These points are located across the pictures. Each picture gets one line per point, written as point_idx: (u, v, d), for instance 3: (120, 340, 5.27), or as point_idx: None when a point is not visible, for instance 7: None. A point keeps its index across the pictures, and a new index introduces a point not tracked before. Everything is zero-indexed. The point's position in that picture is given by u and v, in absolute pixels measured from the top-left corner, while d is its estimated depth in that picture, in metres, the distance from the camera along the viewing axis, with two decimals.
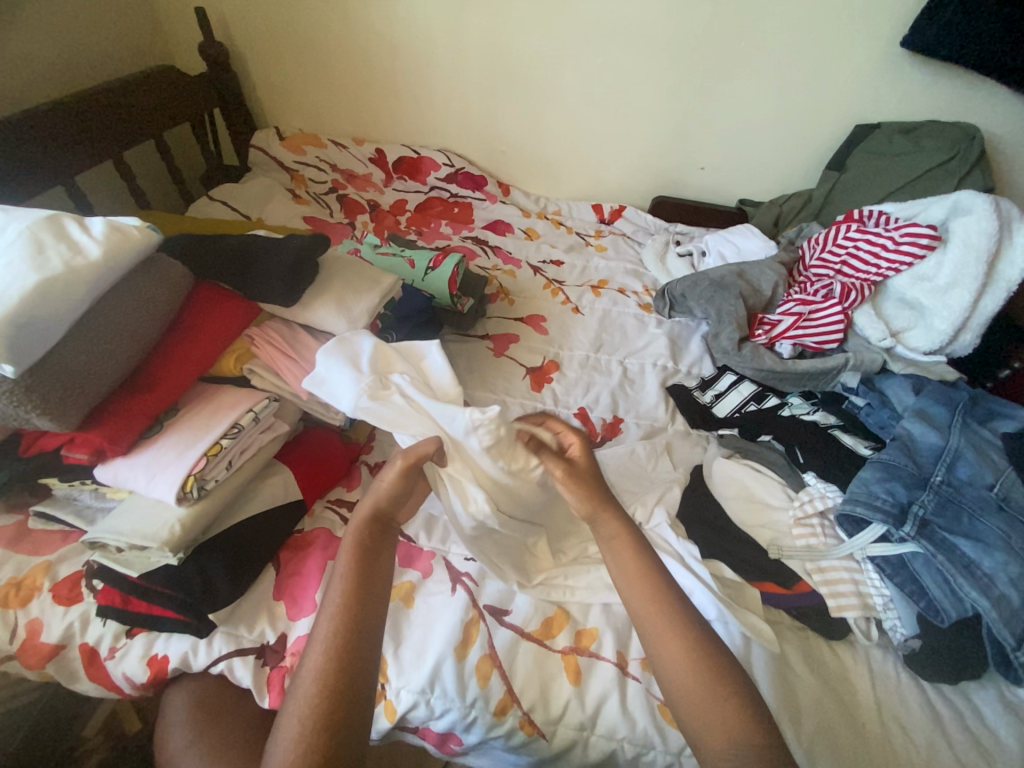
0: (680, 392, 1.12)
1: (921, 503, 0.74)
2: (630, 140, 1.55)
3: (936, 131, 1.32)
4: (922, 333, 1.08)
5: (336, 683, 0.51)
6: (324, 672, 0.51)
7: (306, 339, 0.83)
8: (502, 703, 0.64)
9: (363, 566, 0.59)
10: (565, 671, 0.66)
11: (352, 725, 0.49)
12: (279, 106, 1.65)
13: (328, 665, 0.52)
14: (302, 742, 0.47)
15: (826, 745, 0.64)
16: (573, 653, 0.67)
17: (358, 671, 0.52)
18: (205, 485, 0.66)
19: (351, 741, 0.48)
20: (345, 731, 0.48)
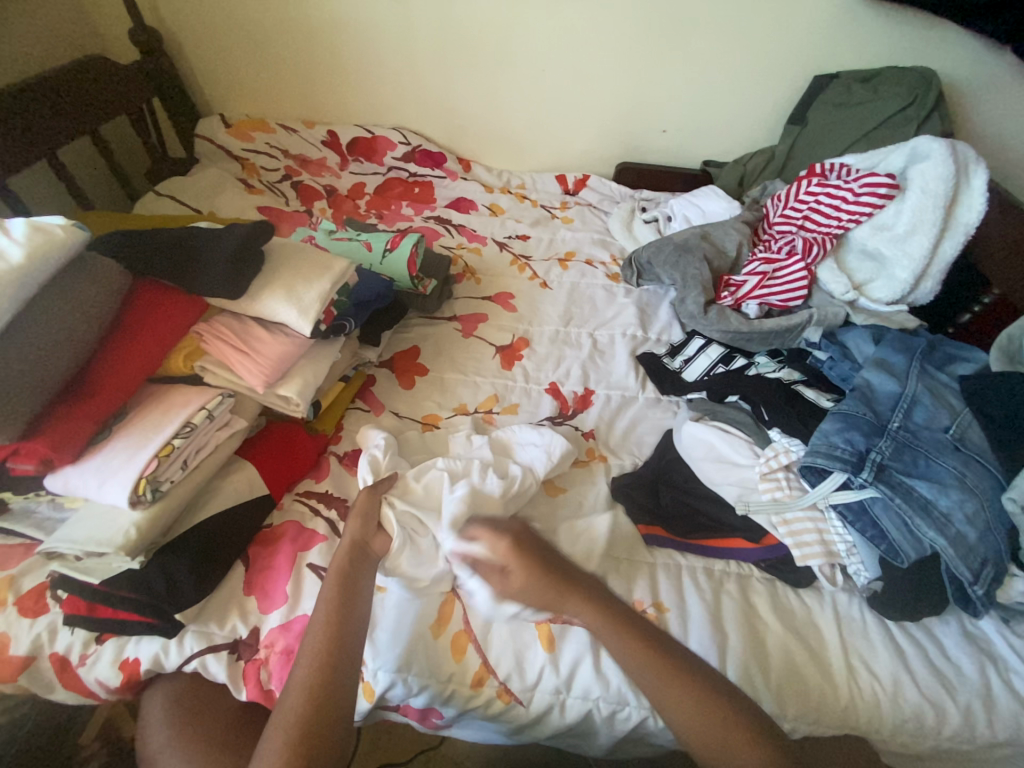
0: (649, 359, 1.11)
1: (880, 450, 0.75)
2: (590, 106, 1.51)
3: (894, 77, 1.30)
4: (884, 284, 1.09)
5: (318, 696, 0.55)
6: (310, 683, 0.56)
7: (258, 331, 0.80)
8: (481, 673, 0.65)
9: (346, 588, 0.63)
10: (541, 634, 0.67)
11: (332, 737, 0.54)
12: (222, 92, 1.58)
13: (312, 677, 0.56)
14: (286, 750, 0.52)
15: (792, 686, 0.68)
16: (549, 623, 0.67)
17: (339, 683, 0.57)
18: (160, 486, 0.64)
19: (330, 746, 0.53)
20: (323, 740, 0.53)
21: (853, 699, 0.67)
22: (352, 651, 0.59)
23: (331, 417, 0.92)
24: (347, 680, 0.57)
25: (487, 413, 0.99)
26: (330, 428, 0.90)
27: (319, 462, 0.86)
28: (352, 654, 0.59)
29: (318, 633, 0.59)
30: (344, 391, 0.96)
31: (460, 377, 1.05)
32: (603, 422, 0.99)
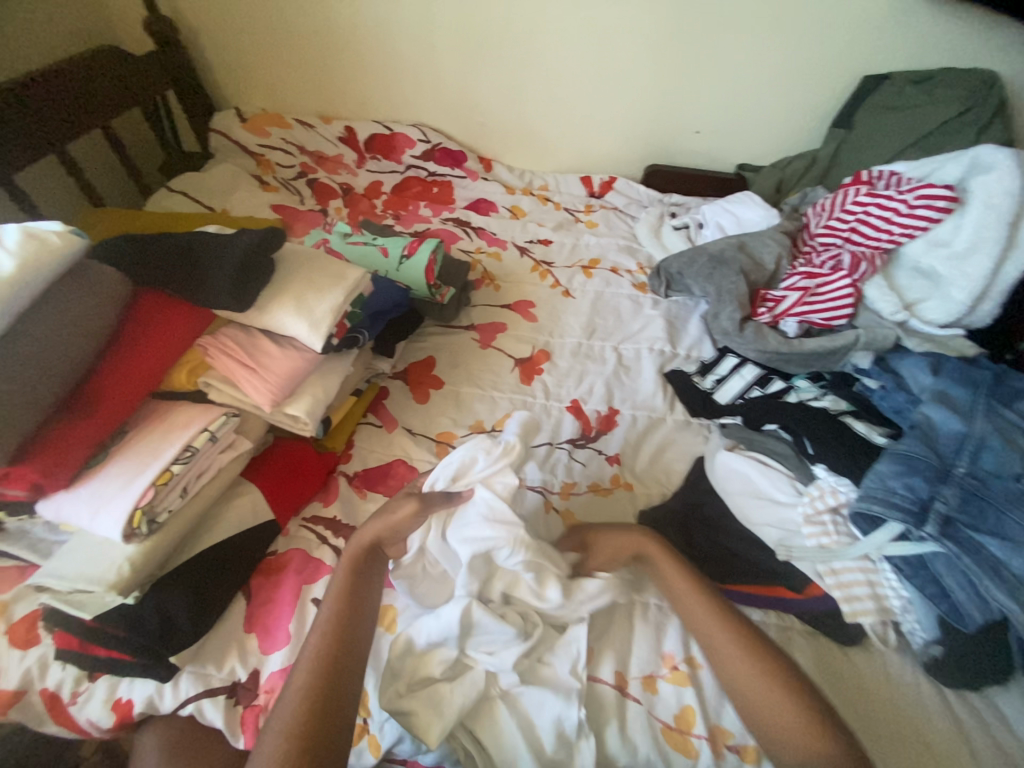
0: (678, 378, 1.04)
1: (943, 499, 0.68)
2: (620, 105, 1.43)
3: (952, 80, 1.21)
4: (937, 304, 1.00)
5: (319, 698, 0.52)
6: (311, 682, 0.53)
7: (267, 346, 0.75)
8: (500, 736, 0.59)
9: (352, 588, 0.61)
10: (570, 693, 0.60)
11: (332, 742, 0.50)
12: (239, 84, 1.53)
13: (312, 676, 0.53)
14: (281, 755, 0.48)
15: None
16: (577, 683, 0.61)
17: (342, 685, 0.53)
18: (156, 518, 0.60)
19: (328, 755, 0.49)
20: (322, 744, 0.49)
21: None
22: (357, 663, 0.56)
23: (341, 434, 0.86)
24: (352, 693, 0.54)
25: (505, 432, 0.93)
26: (340, 446, 0.85)
27: (328, 484, 0.81)
28: (355, 668, 0.55)
29: (325, 641, 0.56)
30: (356, 405, 0.91)
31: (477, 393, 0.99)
32: (628, 447, 0.92)
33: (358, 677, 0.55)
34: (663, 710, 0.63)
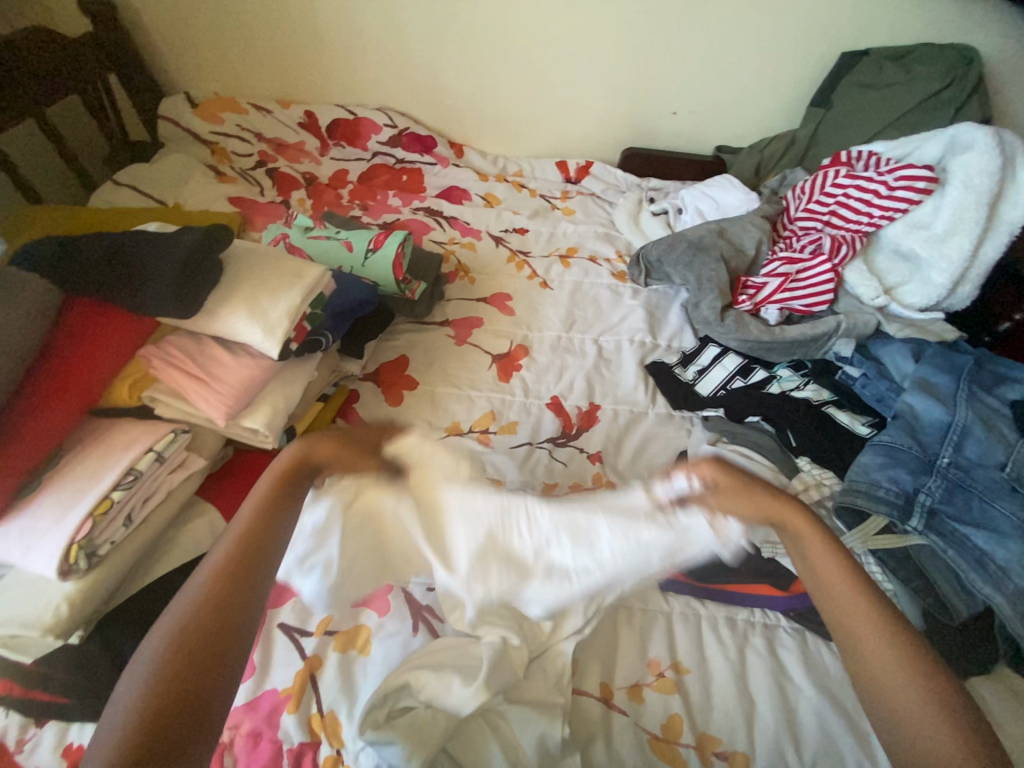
0: (659, 369, 1.01)
1: (928, 491, 0.66)
2: (595, 86, 1.37)
3: (929, 56, 1.18)
4: (917, 288, 0.99)
5: (204, 633, 0.44)
6: (198, 611, 0.46)
7: (218, 354, 0.69)
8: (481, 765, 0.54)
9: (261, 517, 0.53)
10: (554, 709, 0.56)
11: (212, 681, 0.43)
12: (188, 67, 1.43)
13: (199, 606, 0.46)
14: (147, 692, 0.41)
15: None
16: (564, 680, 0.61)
17: (237, 620, 0.46)
18: (96, 551, 0.55)
19: (208, 694, 0.42)
20: (197, 685, 0.42)
21: None
22: (237, 646, 0.45)
23: None
24: (223, 687, 0.43)
25: (483, 434, 0.89)
26: None
27: None
28: (231, 652, 0.45)
29: (201, 611, 0.46)
30: (322, 412, 0.86)
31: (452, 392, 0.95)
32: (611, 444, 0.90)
33: (236, 666, 0.45)
34: (651, 721, 0.61)
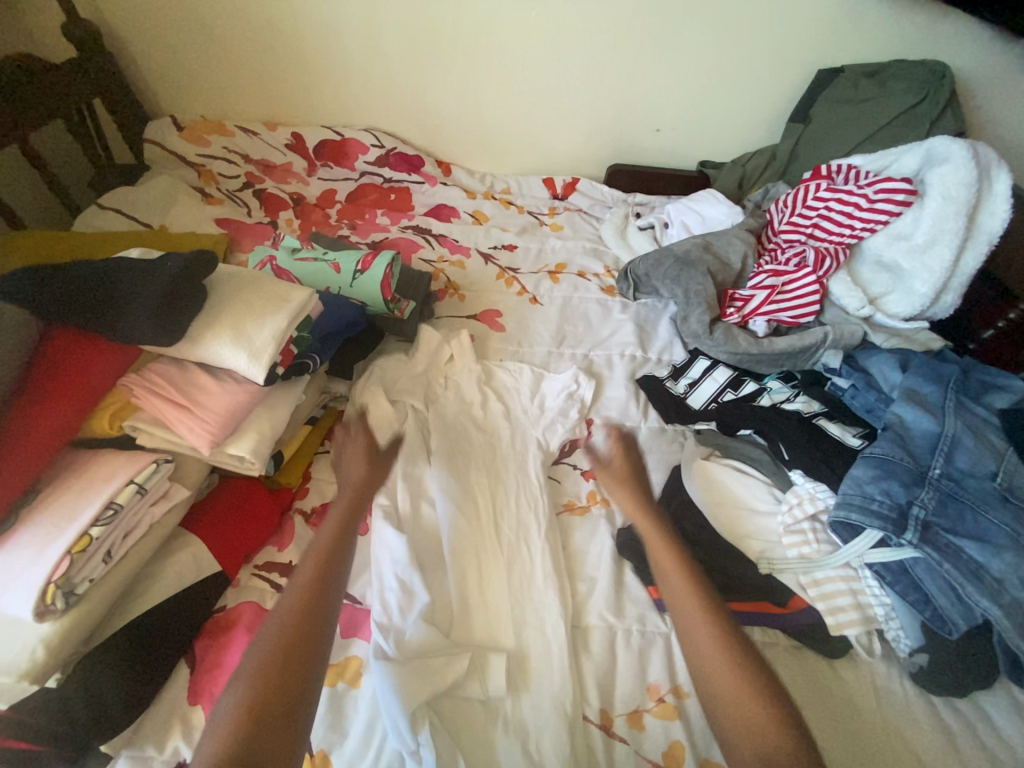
0: (650, 383, 1.01)
1: (921, 503, 0.66)
2: (579, 105, 1.40)
3: (902, 72, 1.22)
4: (901, 298, 1.01)
5: (280, 657, 0.52)
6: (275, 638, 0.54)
7: (203, 381, 0.68)
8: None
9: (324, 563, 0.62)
10: (555, 732, 0.58)
11: (290, 698, 0.50)
12: (174, 90, 1.43)
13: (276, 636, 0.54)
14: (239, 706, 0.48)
15: None
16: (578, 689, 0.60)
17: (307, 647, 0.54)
18: (75, 590, 0.53)
19: (283, 705, 0.49)
20: (276, 699, 0.49)
21: None
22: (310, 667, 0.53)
23: (296, 467, 0.80)
24: (299, 700, 0.50)
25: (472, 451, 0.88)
26: (295, 481, 0.79)
27: (283, 527, 0.75)
28: (308, 671, 0.52)
29: (282, 635, 0.54)
30: (311, 435, 0.85)
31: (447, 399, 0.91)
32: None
33: (310, 684, 0.52)
34: (652, 749, 0.59)
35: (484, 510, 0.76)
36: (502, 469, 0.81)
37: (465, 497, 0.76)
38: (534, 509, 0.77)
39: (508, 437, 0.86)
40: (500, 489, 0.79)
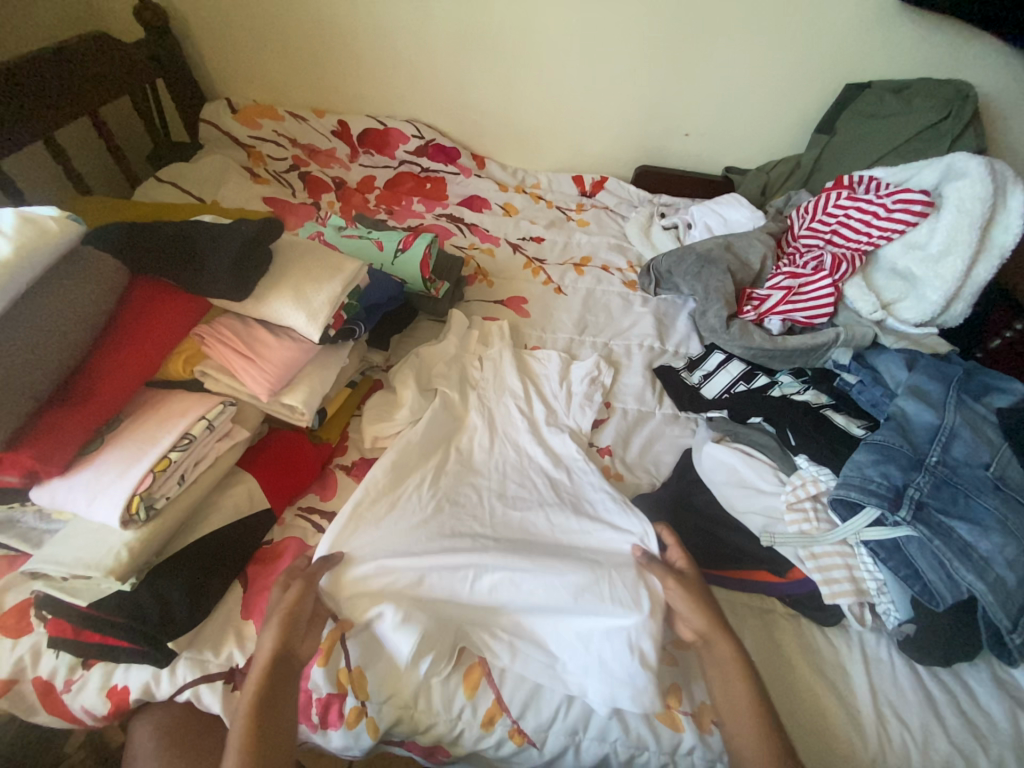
0: (666, 372, 1.07)
1: (917, 486, 0.71)
2: (612, 107, 1.46)
3: (929, 90, 1.26)
4: (913, 304, 1.05)
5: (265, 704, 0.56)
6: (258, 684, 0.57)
7: (263, 335, 0.75)
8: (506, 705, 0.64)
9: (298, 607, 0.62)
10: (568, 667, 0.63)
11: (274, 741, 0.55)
12: (229, 75, 1.52)
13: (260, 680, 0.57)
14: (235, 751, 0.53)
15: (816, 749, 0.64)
16: (637, 631, 0.62)
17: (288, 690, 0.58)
18: (153, 504, 0.60)
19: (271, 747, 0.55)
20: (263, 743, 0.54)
21: (883, 750, 0.63)
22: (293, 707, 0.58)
23: (335, 425, 0.87)
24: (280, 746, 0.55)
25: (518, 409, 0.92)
26: (335, 438, 0.86)
27: (324, 476, 0.82)
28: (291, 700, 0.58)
29: (268, 649, 0.59)
30: (350, 397, 0.92)
31: (481, 373, 0.96)
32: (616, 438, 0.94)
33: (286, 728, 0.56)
34: None
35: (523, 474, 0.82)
36: (546, 448, 0.86)
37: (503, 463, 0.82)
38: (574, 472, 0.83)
39: (546, 418, 0.91)
40: (549, 464, 0.84)
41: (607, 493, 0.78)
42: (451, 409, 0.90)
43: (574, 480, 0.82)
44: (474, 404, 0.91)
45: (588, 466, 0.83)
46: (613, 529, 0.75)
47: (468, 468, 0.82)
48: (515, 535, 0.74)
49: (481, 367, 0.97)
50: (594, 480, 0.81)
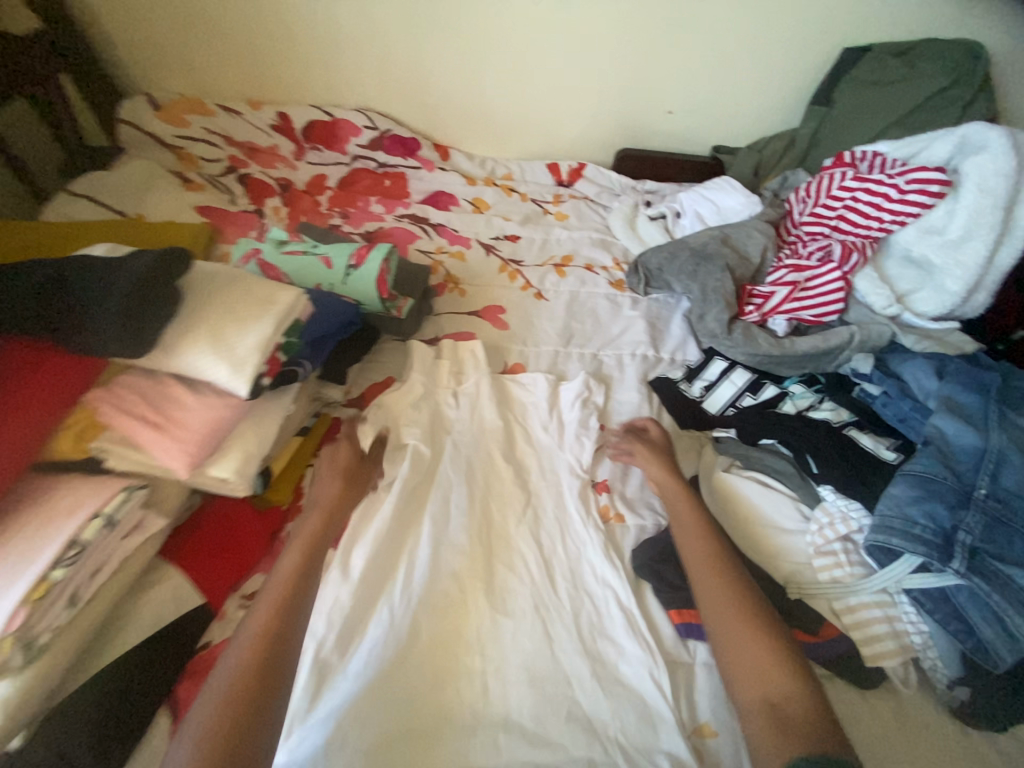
0: (663, 384, 0.95)
1: (967, 528, 0.61)
2: (586, 85, 1.31)
3: (933, 52, 1.14)
4: (930, 295, 0.95)
5: (260, 663, 0.53)
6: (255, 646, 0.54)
7: (178, 396, 0.61)
8: None
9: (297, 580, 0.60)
10: None
11: (266, 708, 0.50)
12: (147, 66, 1.32)
13: (257, 642, 0.54)
14: (222, 719, 0.48)
15: None
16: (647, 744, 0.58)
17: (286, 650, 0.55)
18: (35, 641, 0.48)
19: (261, 711, 0.50)
20: (252, 706, 0.50)
21: None
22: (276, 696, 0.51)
23: (286, 482, 0.74)
24: (270, 714, 0.50)
25: (494, 456, 0.80)
26: (287, 497, 0.74)
27: (274, 550, 0.69)
28: (284, 666, 0.54)
29: (266, 609, 0.57)
30: (304, 446, 0.79)
31: (454, 415, 0.84)
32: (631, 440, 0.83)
33: (276, 695, 0.52)
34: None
35: (510, 549, 0.71)
36: (538, 525, 0.74)
37: (484, 537, 0.72)
38: (567, 538, 0.73)
39: (540, 485, 0.78)
40: (540, 550, 0.72)
41: (613, 590, 0.69)
42: (421, 475, 0.76)
43: (568, 543, 0.73)
44: (447, 455, 0.78)
45: (591, 547, 0.72)
46: (623, 644, 0.64)
47: (441, 561, 0.68)
48: (497, 635, 0.64)
49: (455, 401, 0.86)
50: (597, 565, 0.71)
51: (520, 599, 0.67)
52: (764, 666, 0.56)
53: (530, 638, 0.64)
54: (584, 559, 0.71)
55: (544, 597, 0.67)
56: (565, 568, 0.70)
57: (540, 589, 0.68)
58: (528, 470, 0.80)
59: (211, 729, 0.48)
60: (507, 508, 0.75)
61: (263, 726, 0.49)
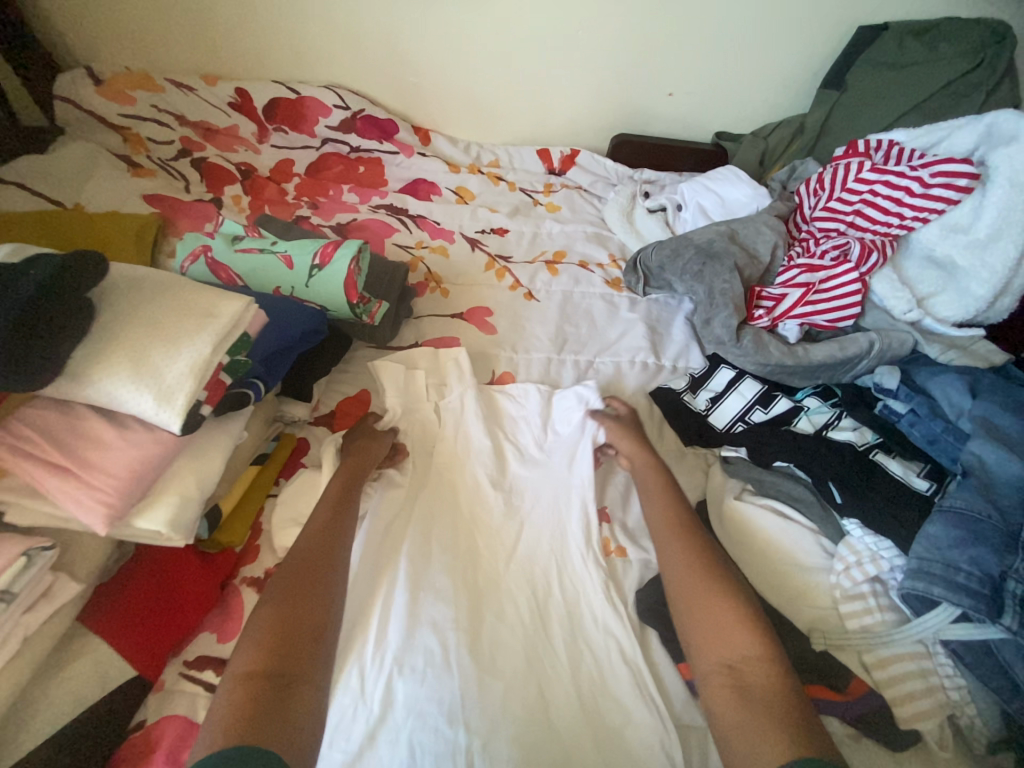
0: (664, 395, 0.86)
1: (1017, 574, 0.54)
2: (579, 63, 1.19)
3: (956, 31, 1.05)
4: (953, 299, 0.87)
5: (309, 576, 0.54)
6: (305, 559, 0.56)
7: (95, 433, 0.51)
8: None
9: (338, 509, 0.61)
10: None
11: (317, 614, 0.52)
12: (86, 33, 1.17)
13: (306, 558, 0.56)
14: (277, 620, 0.51)
15: None
16: None
17: (335, 562, 0.57)
18: None
19: (314, 613, 0.52)
20: (303, 613, 0.52)
21: None
22: (325, 636, 0.52)
23: (240, 524, 0.63)
24: (323, 616, 0.52)
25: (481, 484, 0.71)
26: (239, 541, 0.63)
27: (224, 605, 0.60)
28: (336, 575, 0.56)
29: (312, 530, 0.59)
30: (259, 477, 0.68)
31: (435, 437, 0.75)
32: (614, 439, 0.75)
33: (326, 600, 0.53)
34: None
35: (500, 591, 0.63)
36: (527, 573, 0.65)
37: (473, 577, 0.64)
38: (564, 575, 0.65)
39: (533, 519, 0.69)
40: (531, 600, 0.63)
41: (617, 640, 0.61)
42: (395, 511, 0.67)
43: (564, 581, 0.65)
44: (436, 483, 0.71)
45: (591, 588, 0.64)
46: (630, 709, 0.56)
47: (419, 612, 0.60)
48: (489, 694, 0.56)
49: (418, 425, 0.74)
50: (598, 610, 0.63)
51: (516, 647, 0.59)
52: (754, 658, 0.51)
53: (521, 703, 0.56)
54: (580, 603, 0.64)
55: (541, 647, 0.60)
56: (564, 609, 0.63)
57: (537, 634, 0.61)
58: (515, 505, 0.70)
59: (266, 632, 0.50)
60: (502, 539, 0.67)
61: (316, 629, 0.52)
